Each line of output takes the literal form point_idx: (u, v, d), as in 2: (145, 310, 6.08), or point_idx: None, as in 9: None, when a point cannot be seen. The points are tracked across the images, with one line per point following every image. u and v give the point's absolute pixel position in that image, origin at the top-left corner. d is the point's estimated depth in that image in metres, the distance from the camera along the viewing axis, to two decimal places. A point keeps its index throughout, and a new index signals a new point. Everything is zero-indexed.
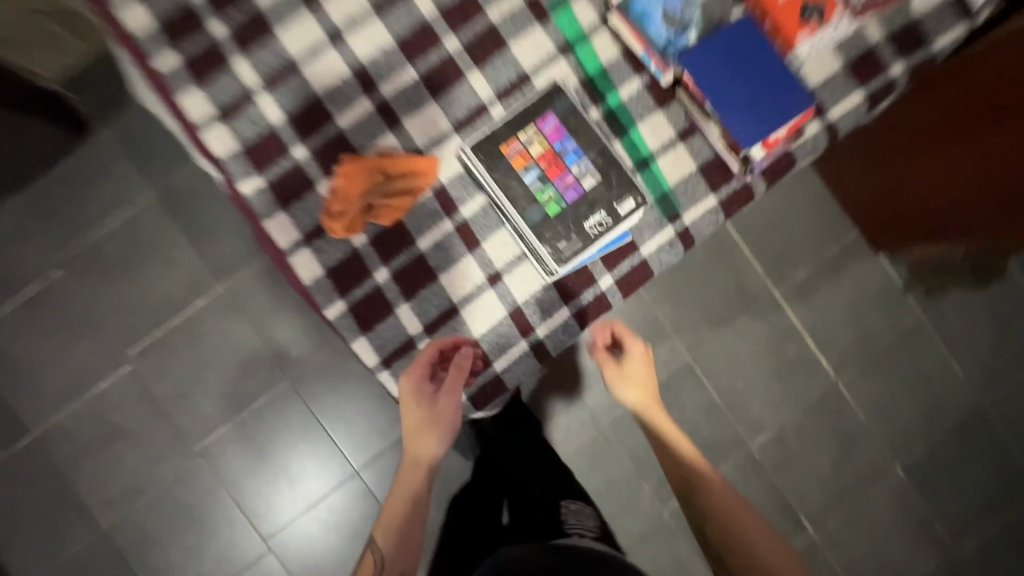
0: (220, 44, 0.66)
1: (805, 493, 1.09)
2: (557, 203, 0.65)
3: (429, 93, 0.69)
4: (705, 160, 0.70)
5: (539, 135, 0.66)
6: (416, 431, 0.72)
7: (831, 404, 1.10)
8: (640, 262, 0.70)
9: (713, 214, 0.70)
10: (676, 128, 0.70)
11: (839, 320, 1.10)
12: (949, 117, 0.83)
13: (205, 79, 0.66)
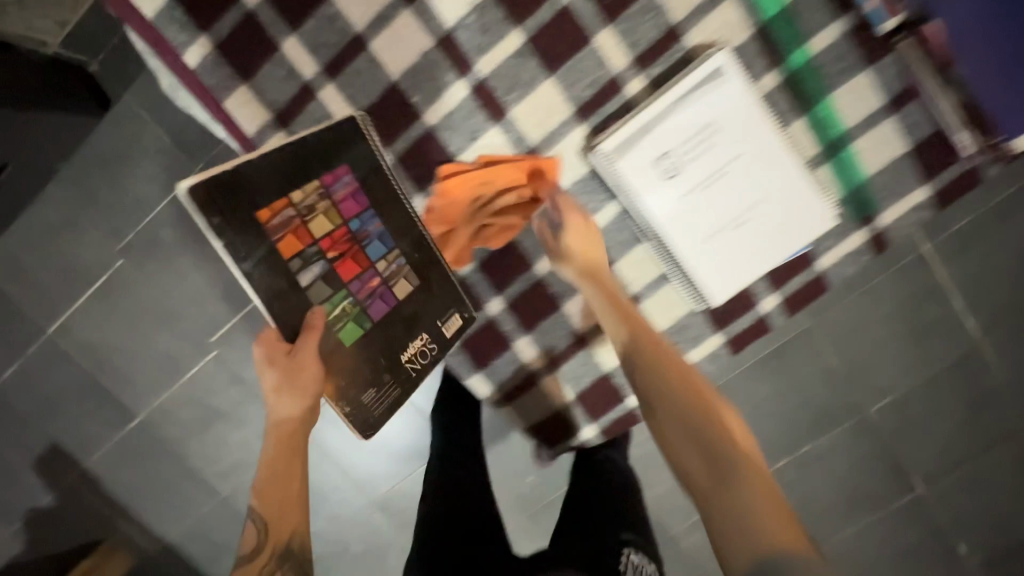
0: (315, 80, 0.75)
1: (920, 454, 1.03)
2: (358, 323, 0.72)
3: (549, 74, 0.75)
4: (918, 138, 0.77)
5: (329, 210, 0.70)
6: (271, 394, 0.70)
7: (968, 366, 0.97)
8: (813, 278, 0.82)
9: (917, 206, 0.79)
10: (878, 101, 0.76)
11: (998, 272, 0.93)
12: None
13: (298, 111, 0.75)
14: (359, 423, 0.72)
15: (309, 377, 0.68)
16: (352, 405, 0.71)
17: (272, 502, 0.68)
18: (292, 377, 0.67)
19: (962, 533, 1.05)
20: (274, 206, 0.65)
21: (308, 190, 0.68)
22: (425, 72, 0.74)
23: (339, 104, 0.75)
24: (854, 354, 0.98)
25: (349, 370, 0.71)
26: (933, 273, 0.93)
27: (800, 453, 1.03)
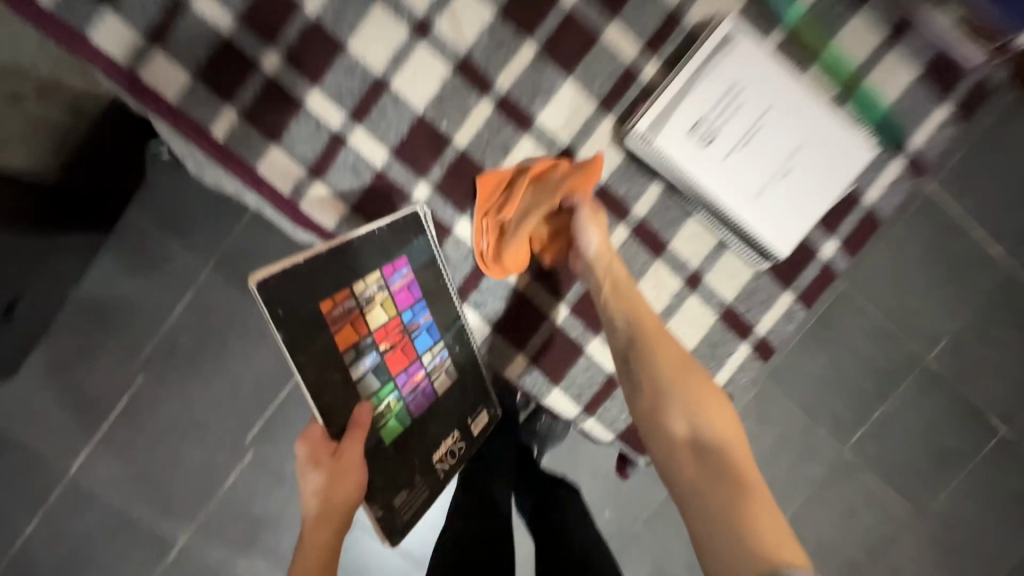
0: (295, 88, 0.63)
1: (993, 393, 1.00)
2: (401, 422, 0.65)
3: (559, 68, 0.67)
4: (926, 59, 0.68)
5: (387, 300, 0.63)
6: (310, 513, 0.59)
7: (1011, 292, 0.97)
8: (865, 218, 0.73)
9: (943, 126, 0.70)
10: (878, 36, 0.68)
11: (1006, 197, 0.95)
12: None
13: (285, 132, 0.64)
14: (388, 530, 0.64)
15: (345, 491, 0.58)
16: (387, 506, 0.64)
17: None
18: (333, 484, 0.58)
19: None
20: (337, 297, 0.59)
21: (369, 280, 0.62)
22: (415, 66, 0.65)
23: (329, 116, 0.64)
24: (897, 308, 0.97)
25: (389, 468, 0.64)
26: (947, 210, 0.95)
27: (874, 421, 1.00)
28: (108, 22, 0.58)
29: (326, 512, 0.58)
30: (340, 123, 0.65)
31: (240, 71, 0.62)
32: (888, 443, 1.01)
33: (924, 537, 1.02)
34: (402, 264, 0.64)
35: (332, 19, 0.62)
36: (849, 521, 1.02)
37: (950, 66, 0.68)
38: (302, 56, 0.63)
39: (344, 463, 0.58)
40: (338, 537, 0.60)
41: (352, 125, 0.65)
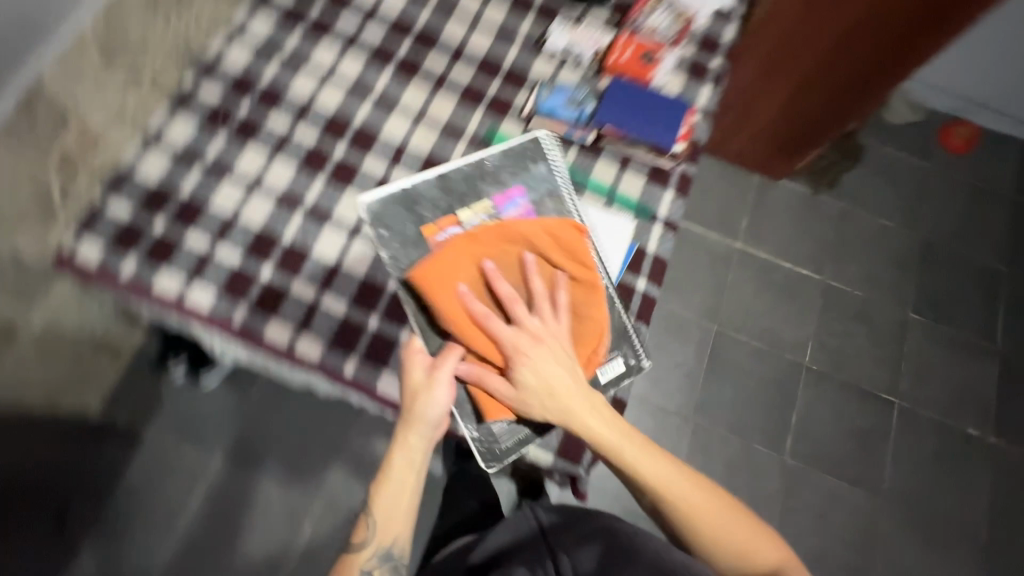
0: (271, 278, 0.82)
1: (867, 373, 1.25)
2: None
3: None
4: (647, 173, 0.94)
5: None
6: (407, 408, 0.69)
7: (832, 296, 1.30)
8: (654, 259, 0.90)
9: (674, 202, 0.93)
10: (614, 164, 0.94)
11: (793, 236, 1.34)
12: (772, 65, 1.07)
13: (275, 310, 0.81)
14: (486, 453, 0.72)
15: (427, 403, 0.68)
16: (481, 429, 0.72)
17: (388, 505, 0.71)
18: (417, 396, 0.69)
19: (943, 413, 1.24)
20: (440, 223, 0.76)
21: (477, 210, 0.77)
22: (350, 252, 0.85)
23: (303, 292, 0.82)
24: (765, 331, 1.26)
25: (490, 388, 0.73)
26: (759, 254, 1.32)
27: (797, 425, 1.20)
28: (155, 276, 0.80)
29: (409, 420, 0.69)
30: (311, 296, 0.82)
31: (227, 275, 0.81)
32: (815, 440, 1.19)
33: (889, 514, 1.16)
34: (516, 193, 0.80)
35: (293, 234, 0.85)
36: (824, 522, 1.14)
37: (661, 173, 0.94)
38: (275, 258, 0.83)
39: (433, 378, 0.69)
40: (423, 445, 0.70)
41: (321, 295, 0.82)
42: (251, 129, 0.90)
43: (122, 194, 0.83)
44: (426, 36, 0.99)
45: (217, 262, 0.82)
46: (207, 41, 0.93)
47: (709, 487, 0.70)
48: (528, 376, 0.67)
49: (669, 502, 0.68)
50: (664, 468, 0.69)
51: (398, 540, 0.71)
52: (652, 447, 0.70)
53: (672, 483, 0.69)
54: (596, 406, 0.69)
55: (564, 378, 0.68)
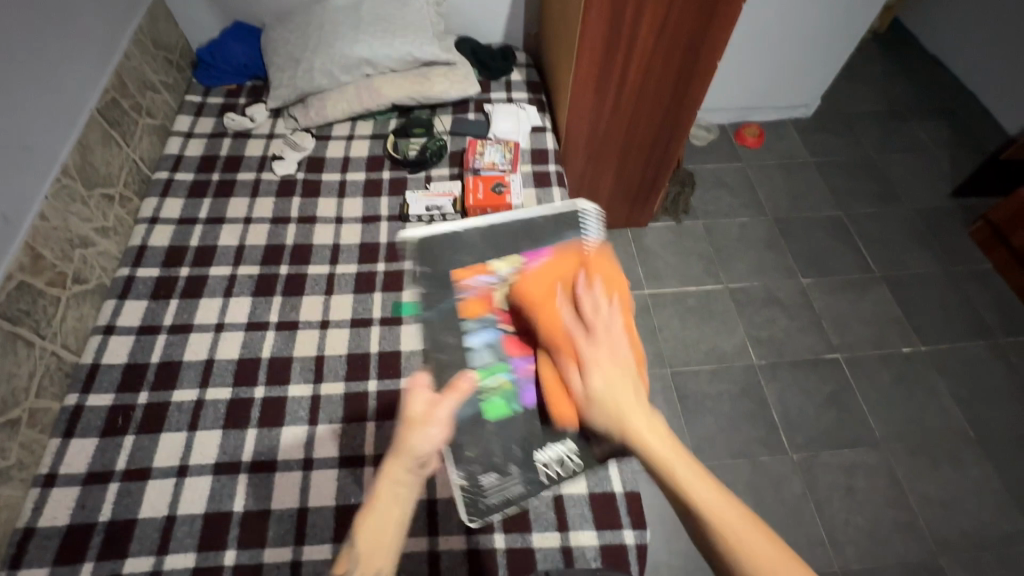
0: (237, 561, 0.73)
1: (804, 345, 1.37)
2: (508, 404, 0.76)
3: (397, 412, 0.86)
4: None
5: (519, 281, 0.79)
6: (403, 432, 0.60)
7: (740, 296, 1.44)
8: None
9: None
10: None
11: (683, 263, 1.50)
12: (592, 146, 1.25)
13: None
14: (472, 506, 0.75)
15: (421, 434, 0.59)
16: (470, 477, 0.75)
17: (371, 534, 0.54)
18: (411, 427, 0.60)
19: (876, 347, 1.37)
20: (474, 269, 0.81)
21: (507, 262, 0.81)
22: (311, 487, 0.79)
23: (278, 557, 0.74)
24: (708, 351, 1.35)
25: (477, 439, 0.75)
26: (666, 291, 1.44)
27: (781, 419, 1.25)
28: None
29: (398, 449, 0.59)
30: (288, 557, 0.74)
31: None
32: (802, 424, 1.25)
33: (896, 456, 1.22)
34: (546, 251, 0.81)
35: (243, 500, 0.78)
36: (855, 494, 1.17)
37: None
38: (234, 536, 0.75)
39: (430, 413, 0.62)
40: (417, 460, 0.58)
41: (298, 550, 0.74)
42: (160, 414, 0.84)
43: (32, 562, 0.72)
44: (299, 251, 1.04)
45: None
46: (80, 350, 0.90)
47: (734, 503, 0.47)
48: (597, 380, 0.57)
49: (680, 491, 0.48)
50: (647, 421, 0.54)
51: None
52: (654, 418, 0.54)
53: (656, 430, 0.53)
54: (635, 403, 0.55)
55: (628, 396, 0.56)
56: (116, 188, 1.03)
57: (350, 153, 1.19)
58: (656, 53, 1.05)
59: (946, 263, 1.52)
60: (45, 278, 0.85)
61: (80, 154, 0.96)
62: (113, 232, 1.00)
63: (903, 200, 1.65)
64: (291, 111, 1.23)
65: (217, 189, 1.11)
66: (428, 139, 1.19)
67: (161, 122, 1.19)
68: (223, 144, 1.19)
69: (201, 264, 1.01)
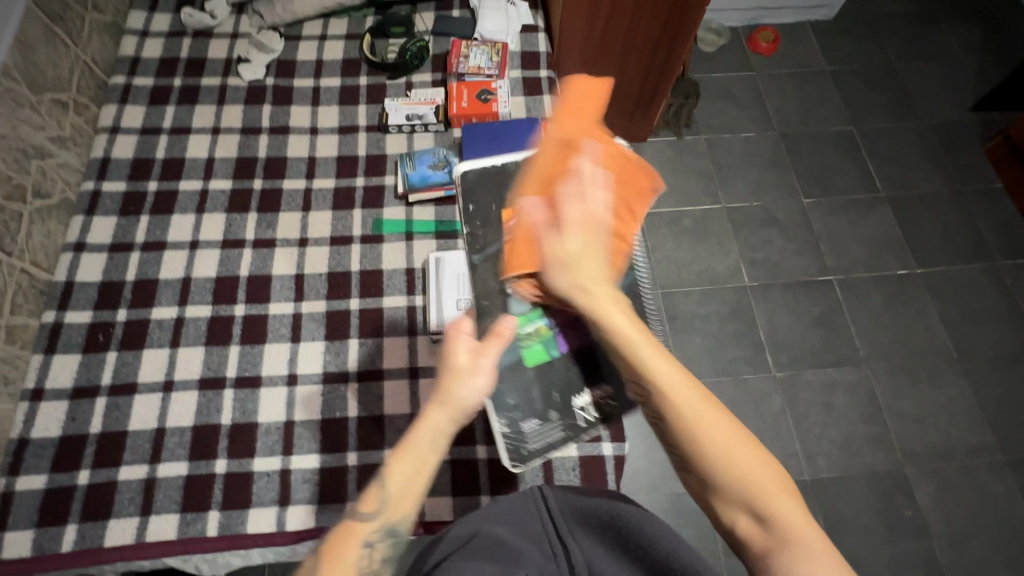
0: (229, 469, 0.76)
1: (798, 266, 1.35)
2: (546, 349, 0.69)
3: (380, 331, 0.85)
4: None
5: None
6: (446, 383, 0.57)
7: (738, 216, 1.40)
8: None
9: None
10: None
11: (681, 182, 1.43)
12: (588, 52, 1.14)
13: (248, 497, 0.75)
14: (514, 451, 0.67)
15: (467, 386, 0.56)
16: (512, 424, 0.67)
17: (406, 477, 0.53)
18: (456, 375, 0.57)
19: (872, 269, 1.35)
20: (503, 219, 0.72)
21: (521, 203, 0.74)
22: (297, 401, 0.80)
23: (268, 465, 0.77)
24: (701, 273, 1.33)
25: (518, 385, 0.68)
26: (662, 210, 1.39)
27: (768, 339, 1.26)
28: (105, 529, 0.72)
29: (441, 394, 0.56)
30: (277, 465, 0.77)
31: (181, 490, 0.75)
32: (788, 346, 1.26)
33: (878, 375, 1.24)
34: None
35: (231, 413, 0.79)
36: (833, 411, 1.20)
37: None
38: (224, 446, 0.77)
39: (476, 363, 0.58)
40: (454, 414, 0.55)
41: (287, 459, 0.77)
42: (141, 332, 0.84)
43: (29, 469, 0.75)
44: (273, 165, 0.98)
45: (165, 481, 0.75)
46: (52, 267, 0.87)
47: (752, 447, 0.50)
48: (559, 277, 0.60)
49: (688, 430, 0.50)
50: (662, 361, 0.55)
51: (410, 518, 0.54)
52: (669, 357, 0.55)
53: (681, 379, 0.54)
54: (603, 278, 0.60)
55: (620, 317, 0.57)
56: (68, 94, 0.95)
57: (323, 56, 1.09)
58: None
59: (955, 182, 1.46)
60: (1, 191, 0.81)
61: (21, 53, 0.87)
62: (71, 142, 0.94)
63: (920, 113, 1.55)
64: (255, 6, 1.11)
65: (180, 96, 1.03)
66: (408, 39, 1.08)
67: (112, 19, 1.07)
68: (183, 45, 1.09)
69: (170, 177, 0.96)
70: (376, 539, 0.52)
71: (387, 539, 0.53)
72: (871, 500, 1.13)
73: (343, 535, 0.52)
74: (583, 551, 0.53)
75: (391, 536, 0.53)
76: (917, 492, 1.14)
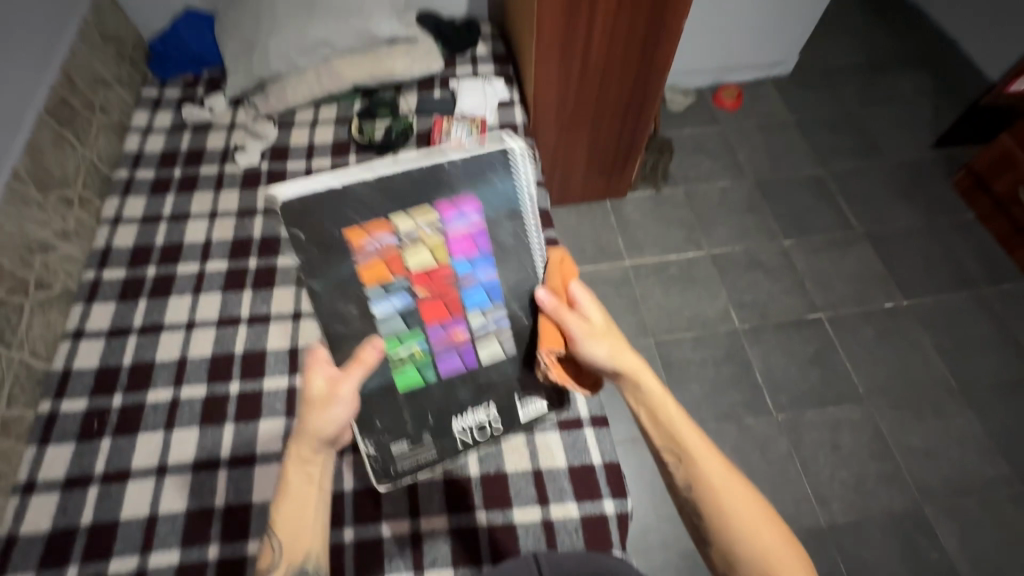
0: (221, 554, 0.74)
1: (786, 306, 1.37)
2: (422, 372, 0.68)
3: None
4: None
5: (438, 244, 0.64)
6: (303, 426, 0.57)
7: (721, 261, 1.44)
8: None
9: None
10: None
11: (664, 232, 1.48)
12: (562, 121, 1.22)
13: None
14: (382, 471, 0.69)
15: (324, 419, 0.57)
16: (379, 446, 0.68)
17: (288, 524, 0.56)
18: (312, 408, 0.58)
19: (858, 303, 1.37)
20: (371, 227, 0.62)
21: (419, 220, 0.63)
22: None
23: (262, 547, 0.75)
24: (692, 319, 1.34)
25: (389, 408, 0.67)
26: (647, 260, 1.43)
27: (765, 380, 1.26)
28: None
29: (301, 431, 0.57)
30: None
31: None
32: (786, 386, 1.26)
33: (880, 410, 1.23)
34: (467, 207, 0.65)
35: (225, 494, 0.78)
36: (840, 450, 1.18)
37: None
38: (217, 530, 0.76)
39: (334, 392, 0.59)
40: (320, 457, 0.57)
41: None
42: (135, 416, 0.84)
43: (17, 568, 0.73)
44: (268, 244, 1.02)
45: (156, 572, 0.73)
46: (51, 356, 0.89)
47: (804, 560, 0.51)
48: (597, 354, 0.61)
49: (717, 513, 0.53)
50: (734, 489, 0.54)
51: (311, 557, 0.57)
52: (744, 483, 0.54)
53: (748, 501, 0.53)
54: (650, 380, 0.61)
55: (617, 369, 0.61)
56: (74, 190, 1.00)
57: (315, 140, 1.16)
58: (616, 23, 1.03)
59: (927, 215, 1.51)
60: (6, 287, 0.84)
61: (31, 157, 0.93)
62: (75, 235, 0.98)
63: (884, 153, 1.63)
64: (250, 99, 1.20)
65: (180, 185, 1.09)
66: (393, 119, 1.16)
67: (118, 119, 1.16)
68: (183, 138, 1.16)
69: (169, 262, 0.99)
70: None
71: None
72: (893, 544, 1.08)
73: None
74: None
75: None
76: (938, 532, 1.10)
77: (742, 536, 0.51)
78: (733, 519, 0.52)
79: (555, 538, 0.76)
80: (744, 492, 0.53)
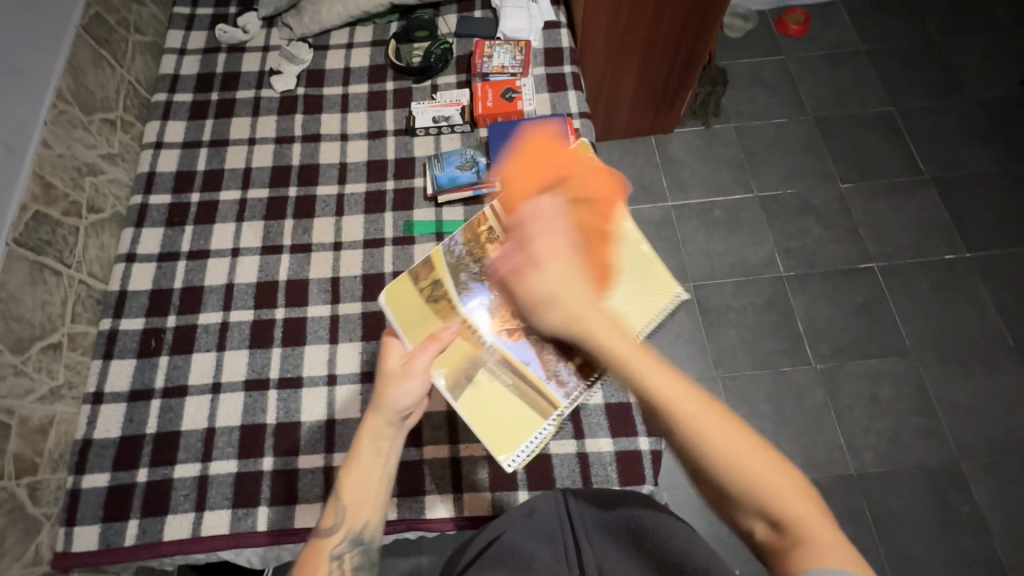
0: (274, 467, 0.79)
1: (835, 254, 1.30)
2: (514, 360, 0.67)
3: None
4: None
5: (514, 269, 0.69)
6: (381, 394, 0.62)
7: (769, 204, 1.36)
8: None
9: None
10: None
11: (711, 172, 1.40)
12: (611, 45, 1.13)
13: (295, 492, 0.78)
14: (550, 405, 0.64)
15: (398, 389, 0.61)
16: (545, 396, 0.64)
17: (355, 489, 0.60)
18: (389, 382, 0.62)
19: (916, 254, 1.30)
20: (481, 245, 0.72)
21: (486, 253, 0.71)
22: (336, 401, 0.82)
23: (312, 461, 0.79)
24: (734, 264, 1.30)
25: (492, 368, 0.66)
26: (691, 201, 1.37)
27: (807, 330, 1.23)
28: (163, 523, 0.77)
29: (375, 404, 0.61)
30: (321, 462, 0.79)
31: (232, 486, 0.78)
32: (828, 337, 1.22)
33: (926, 365, 1.19)
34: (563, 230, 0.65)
35: (276, 413, 0.82)
36: (879, 402, 1.16)
37: None
38: (270, 445, 0.80)
39: (409, 364, 0.63)
40: (382, 425, 0.61)
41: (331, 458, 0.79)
42: (189, 336, 0.88)
43: (94, 468, 0.80)
44: (307, 173, 1.01)
45: (216, 478, 0.79)
46: (107, 277, 0.93)
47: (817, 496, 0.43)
48: (552, 275, 0.57)
49: (674, 417, 0.47)
50: (701, 406, 0.47)
51: (370, 523, 0.60)
52: (682, 380, 0.49)
53: (733, 441, 0.45)
54: (593, 302, 0.56)
55: (557, 277, 0.57)
56: (116, 113, 1.00)
57: (350, 64, 1.11)
58: None
59: (1006, 159, 1.39)
60: (60, 208, 0.86)
61: (73, 77, 0.92)
62: (120, 159, 0.99)
63: (965, 89, 1.48)
64: (285, 19, 1.14)
65: (217, 110, 1.07)
66: (432, 42, 1.10)
67: (153, 39, 1.12)
68: (218, 60, 1.13)
69: (211, 188, 1.00)
70: (344, 551, 0.59)
71: (355, 547, 0.60)
72: (922, 496, 1.08)
73: (311, 556, 0.59)
74: (594, 553, 0.52)
75: (359, 545, 0.60)
76: (971, 487, 1.09)
77: (716, 461, 0.45)
78: (712, 456, 0.45)
79: (589, 472, 0.78)
80: (744, 438, 0.45)
